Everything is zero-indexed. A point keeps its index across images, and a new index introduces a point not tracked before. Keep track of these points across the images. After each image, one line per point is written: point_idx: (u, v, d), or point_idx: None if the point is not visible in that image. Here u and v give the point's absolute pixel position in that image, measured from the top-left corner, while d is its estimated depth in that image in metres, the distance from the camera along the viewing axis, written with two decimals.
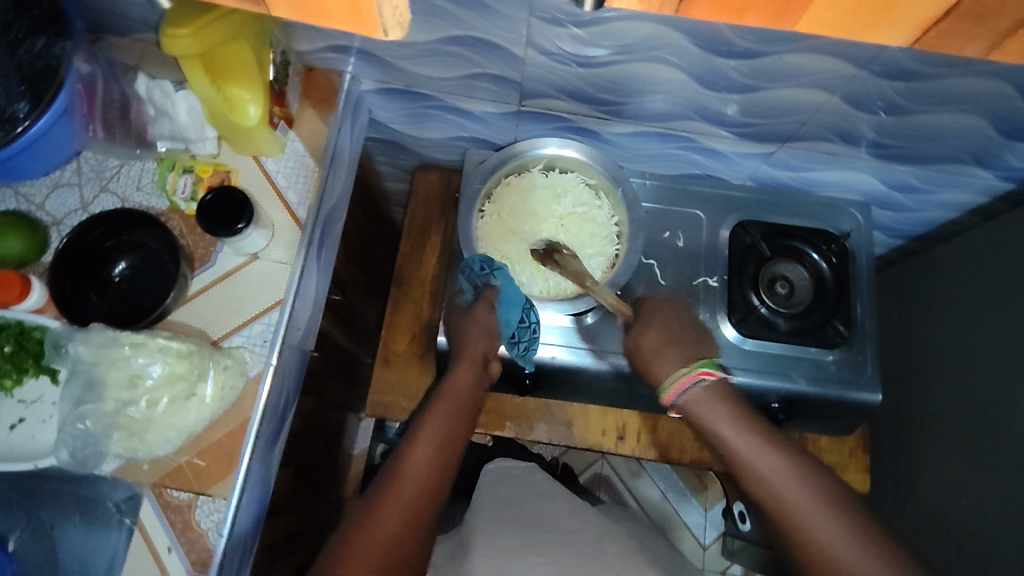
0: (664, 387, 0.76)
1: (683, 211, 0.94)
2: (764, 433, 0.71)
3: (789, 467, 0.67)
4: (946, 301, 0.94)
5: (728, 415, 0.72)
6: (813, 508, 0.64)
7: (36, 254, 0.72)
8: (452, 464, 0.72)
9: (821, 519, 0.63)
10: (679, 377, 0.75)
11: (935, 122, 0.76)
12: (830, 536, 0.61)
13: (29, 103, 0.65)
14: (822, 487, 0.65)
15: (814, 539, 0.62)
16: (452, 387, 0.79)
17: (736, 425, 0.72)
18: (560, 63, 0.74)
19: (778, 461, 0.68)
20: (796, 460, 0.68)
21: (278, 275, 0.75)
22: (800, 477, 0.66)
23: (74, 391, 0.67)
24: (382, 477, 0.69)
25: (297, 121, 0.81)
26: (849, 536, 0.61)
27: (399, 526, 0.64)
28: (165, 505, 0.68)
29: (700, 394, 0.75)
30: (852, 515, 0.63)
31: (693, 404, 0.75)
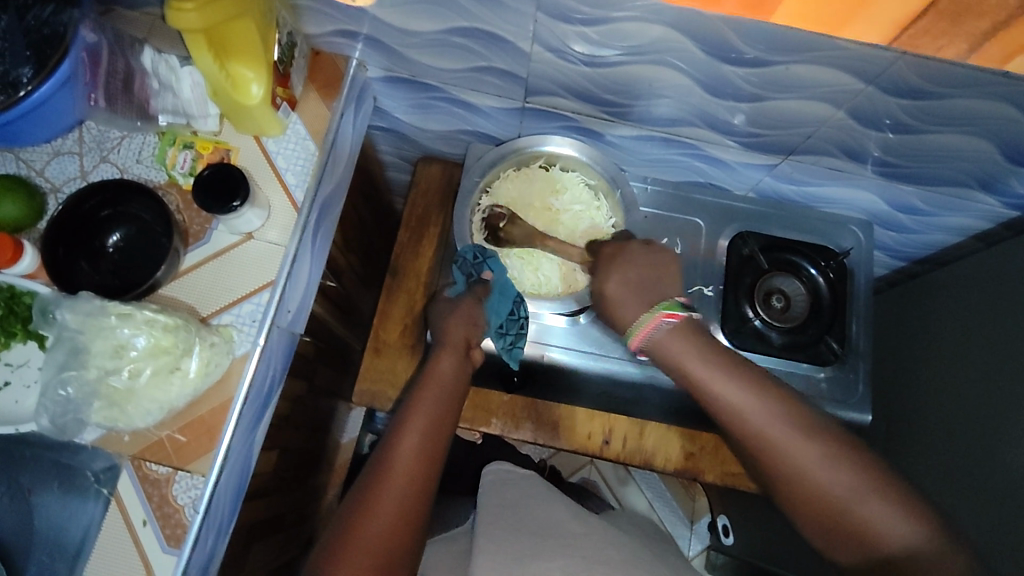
0: (631, 332, 0.72)
1: (683, 218, 0.94)
2: (727, 361, 0.68)
3: (756, 398, 0.66)
4: (943, 325, 0.94)
5: (693, 351, 0.69)
6: (790, 433, 0.64)
7: (33, 220, 0.72)
8: (441, 449, 0.72)
9: (806, 454, 0.63)
10: (643, 323, 0.71)
11: (942, 143, 0.76)
12: (810, 461, 0.62)
13: (33, 69, 0.65)
14: (793, 412, 0.65)
15: (793, 465, 0.63)
16: (436, 374, 0.77)
17: (700, 357, 0.68)
18: (565, 61, 0.74)
19: (743, 391, 0.66)
20: (760, 386, 0.66)
21: (272, 256, 0.74)
22: (768, 404, 0.65)
23: (58, 357, 0.67)
24: (371, 470, 0.69)
25: (301, 104, 0.80)
26: (824, 460, 0.62)
27: (394, 519, 0.65)
28: (143, 478, 0.68)
29: (665, 334, 0.70)
30: (823, 436, 0.63)
31: (658, 348, 0.71)
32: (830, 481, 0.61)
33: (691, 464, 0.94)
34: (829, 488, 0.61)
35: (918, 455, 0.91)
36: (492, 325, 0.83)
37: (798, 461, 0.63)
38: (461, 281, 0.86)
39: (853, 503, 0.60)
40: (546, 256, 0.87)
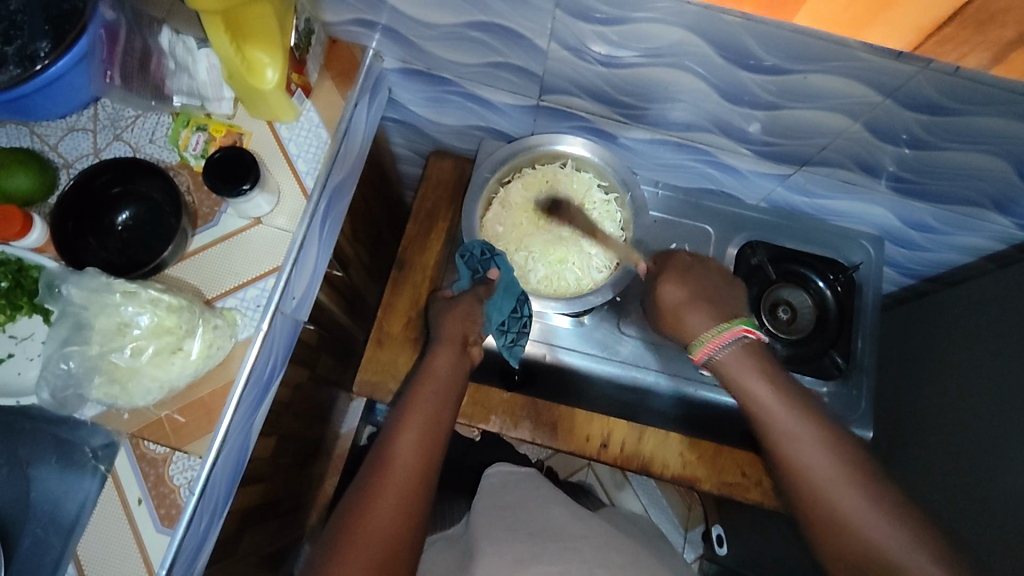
0: (697, 343, 0.74)
1: (693, 224, 0.94)
2: (792, 395, 0.69)
3: (820, 438, 0.65)
4: (949, 344, 0.93)
5: (762, 374, 0.70)
6: (845, 482, 0.62)
7: (43, 195, 0.73)
8: (440, 446, 0.71)
9: (852, 494, 0.61)
10: (716, 334, 0.72)
11: (958, 161, 0.75)
12: (863, 514, 0.60)
13: (51, 44, 0.65)
14: (852, 461, 0.63)
15: (848, 517, 0.61)
16: (433, 370, 0.77)
17: (769, 383, 0.70)
18: (581, 59, 0.73)
19: (811, 431, 0.66)
20: (817, 421, 0.66)
21: (279, 242, 0.75)
22: (828, 450, 0.64)
23: (62, 332, 0.67)
24: (370, 465, 0.69)
25: (315, 92, 0.80)
26: (883, 519, 0.60)
27: (394, 516, 0.64)
28: (140, 457, 0.68)
29: (740, 349, 0.72)
30: (884, 495, 0.61)
31: (727, 361, 0.72)
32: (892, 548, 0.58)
33: (689, 472, 0.93)
34: (886, 551, 0.58)
35: (919, 473, 0.90)
36: (493, 322, 0.84)
37: (850, 511, 0.61)
38: (465, 277, 0.85)
39: (906, 569, 0.57)
40: (558, 254, 0.88)
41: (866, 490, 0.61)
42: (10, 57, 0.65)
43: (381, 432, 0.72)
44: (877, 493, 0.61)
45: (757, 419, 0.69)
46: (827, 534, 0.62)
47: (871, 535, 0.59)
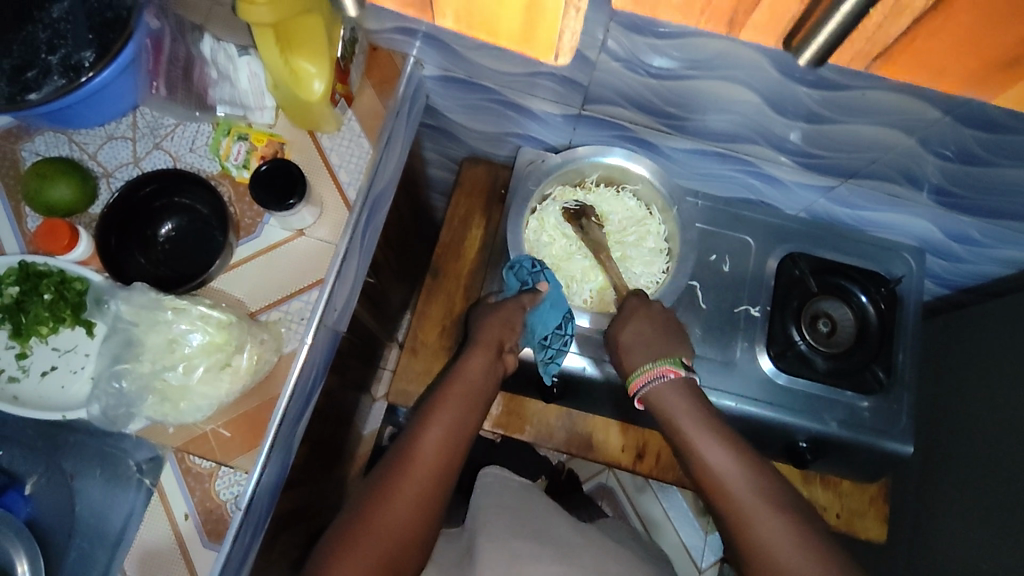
0: (631, 379, 0.77)
1: (732, 236, 0.93)
2: (717, 427, 0.71)
3: (733, 460, 0.67)
4: (986, 358, 0.92)
5: (683, 402, 0.73)
6: (761, 505, 0.64)
7: (85, 204, 0.72)
8: (463, 448, 0.71)
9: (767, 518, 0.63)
10: (644, 370, 0.75)
11: (1008, 176, 0.73)
12: (775, 539, 0.61)
13: (95, 53, 0.64)
14: (765, 489, 0.65)
15: (761, 543, 0.62)
16: (464, 371, 0.77)
17: (693, 414, 0.72)
18: (631, 70, 0.71)
19: (727, 459, 0.68)
20: (739, 449, 0.68)
21: (322, 254, 0.74)
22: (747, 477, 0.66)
23: (112, 348, 0.67)
24: (390, 459, 0.69)
25: (357, 100, 0.79)
26: (795, 547, 0.61)
27: (411, 514, 0.65)
28: (186, 471, 0.68)
29: (662, 384, 0.74)
30: (797, 521, 0.63)
31: (655, 394, 0.75)
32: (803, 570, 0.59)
33: None
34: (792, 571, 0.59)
35: (963, 489, 0.90)
36: (535, 335, 0.82)
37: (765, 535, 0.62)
38: (514, 288, 0.84)
39: None
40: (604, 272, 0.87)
41: (780, 515, 0.63)
42: (54, 67, 0.63)
43: (406, 427, 0.72)
44: (791, 520, 0.63)
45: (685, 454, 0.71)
46: (748, 564, 0.63)
47: (781, 559, 0.60)
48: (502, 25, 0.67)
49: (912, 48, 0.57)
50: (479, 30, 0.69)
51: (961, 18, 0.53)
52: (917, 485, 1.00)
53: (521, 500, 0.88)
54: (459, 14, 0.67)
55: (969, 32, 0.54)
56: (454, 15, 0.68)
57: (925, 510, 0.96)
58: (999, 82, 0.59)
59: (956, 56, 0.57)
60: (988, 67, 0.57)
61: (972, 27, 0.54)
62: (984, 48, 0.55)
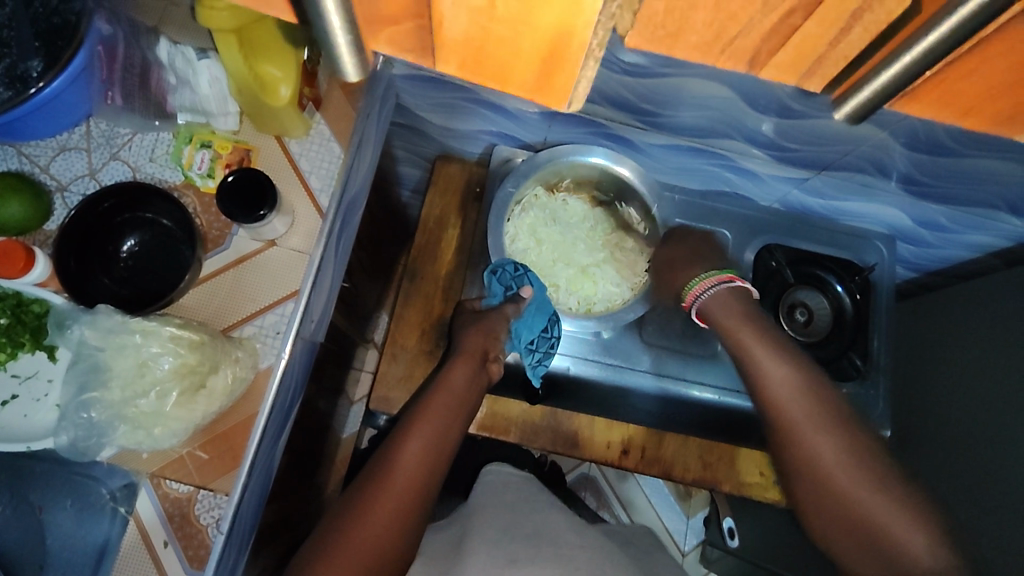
0: (686, 290, 0.81)
1: (709, 229, 0.94)
2: (772, 339, 0.73)
3: (792, 375, 0.69)
4: (958, 340, 0.94)
5: (743, 316, 0.75)
6: (816, 418, 0.66)
7: (39, 221, 0.68)
8: (444, 460, 0.69)
9: (819, 433, 0.65)
10: (703, 279, 0.79)
11: (976, 167, 0.73)
12: (831, 450, 0.64)
13: (44, 62, 0.61)
14: (822, 400, 0.67)
15: (814, 454, 0.65)
16: (448, 381, 0.75)
17: (750, 325, 0.74)
18: (605, 67, 0.66)
19: (785, 369, 0.70)
20: (800, 365, 0.70)
21: (296, 265, 0.71)
22: (801, 386, 0.68)
23: (78, 376, 0.64)
24: (370, 470, 0.67)
25: (326, 103, 0.76)
26: (850, 460, 0.63)
27: (388, 529, 0.62)
28: (163, 497, 0.65)
29: (725, 294, 0.78)
30: (852, 436, 0.65)
31: (715, 303, 0.78)
32: (854, 486, 0.62)
33: (709, 474, 0.90)
34: (846, 484, 0.62)
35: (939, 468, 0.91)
36: (521, 341, 0.83)
37: (819, 447, 0.65)
38: (499, 294, 0.84)
39: (863, 505, 0.61)
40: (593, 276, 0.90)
41: (832, 428, 0.65)
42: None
43: (387, 438, 0.70)
44: (842, 432, 0.65)
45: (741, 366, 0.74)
46: (797, 475, 0.66)
47: (834, 469, 0.63)
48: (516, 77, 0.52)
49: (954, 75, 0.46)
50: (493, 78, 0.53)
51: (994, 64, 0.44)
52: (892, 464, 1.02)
53: (515, 502, 0.86)
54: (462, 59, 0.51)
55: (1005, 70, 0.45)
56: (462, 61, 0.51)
57: None
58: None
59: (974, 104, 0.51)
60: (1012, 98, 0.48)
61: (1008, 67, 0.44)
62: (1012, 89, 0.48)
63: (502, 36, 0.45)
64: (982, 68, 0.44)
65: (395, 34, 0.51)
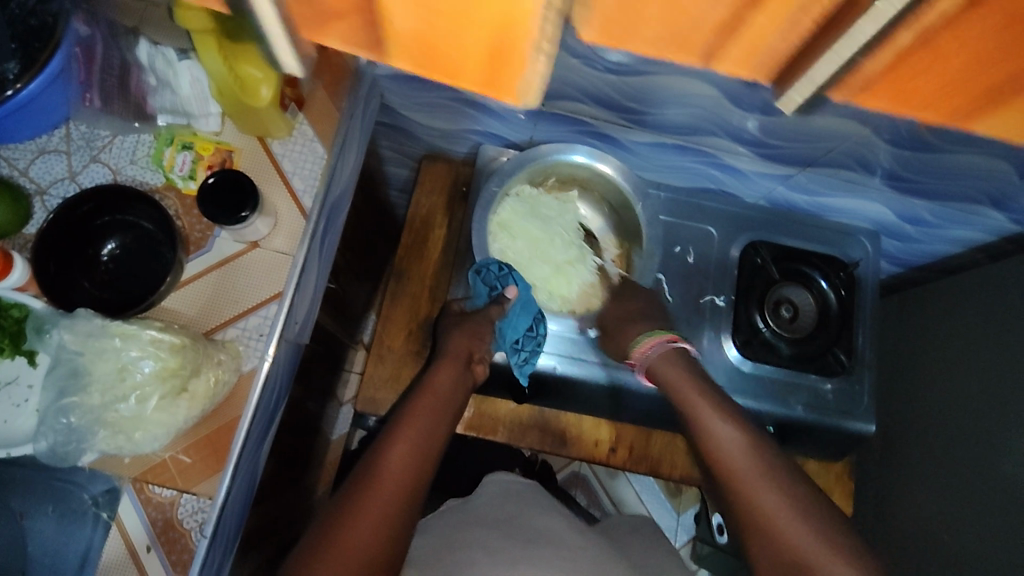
0: (634, 344, 0.80)
1: (695, 227, 0.94)
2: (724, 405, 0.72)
3: (738, 439, 0.69)
4: (943, 335, 0.94)
5: (678, 367, 0.77)
6: (766, 483, 0.65)
7: (17, 225, 0.67)
8: (431, 465, 0.69)
9: (769, 495, 0.64)
10: (647, 338, 0.79)
11: (958, 161, 0.73)
12: (784, 514, 0.63)
13: (19, 64, 0.60)
14: (767, 463, 0.67)
15: (767, 518, 0.63)
16: (434, 385, 0.75)
17: (690, 380, 0.75)
18: (589, 66, 0.66)
19: (729, 431, 0.70)
20: (748, 433, 0.70)
21: (279, 266, 0.71)
22: (751, 453, 0.68)
23: (57, 380, 0.64)
24: (357, 475, 0.66)
25: (309, 104, 0.75)
26: (803, 525, 0.62)
27: (377, 534, 0.61)
28: (146, 501, 0.65)
29: (666, 352, 0.78)
30: (803, 503, 0.64)
31: (658, 362, 0.78)
32: (808, 553, 0.60)
33: (695, 471, 0.92)
34: (800, 552, 0.61)
35: (923, 462, 0.92)
36: (506, 340, 0.82)
37: (772, 512, 0.64)
38: (483, 294, 0.84)
39: (816, 572, 0.60)
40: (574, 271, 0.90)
41: (783, 490, 0.65)
42: None
43: (373, 442, 0.70)
44: (791, 496, 0.64)
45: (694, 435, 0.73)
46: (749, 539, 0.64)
47: (788, 537, 0.62)
48: (463, 74, 0.46)
49: (935, 50, 0.38)
50: (439, 74, 0.47)
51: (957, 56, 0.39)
52: (879, 460, 1.02)
53: (511, 509, 0.85)
54: (416, 55, 0.44)
55: (970, 58, 0.39)
56: (412, 58, 0.45)
57: (887, 485, 0.99)
58: (982, 112, 0.45)
59: (949, 98, 0.44)
60: (973, 105, 0.45)
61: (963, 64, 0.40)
62: (976, 85, 0.42)
63: (447, 35, 0.40)
64: (953, 56, 0.39)
65: (344, 31, 0.42)
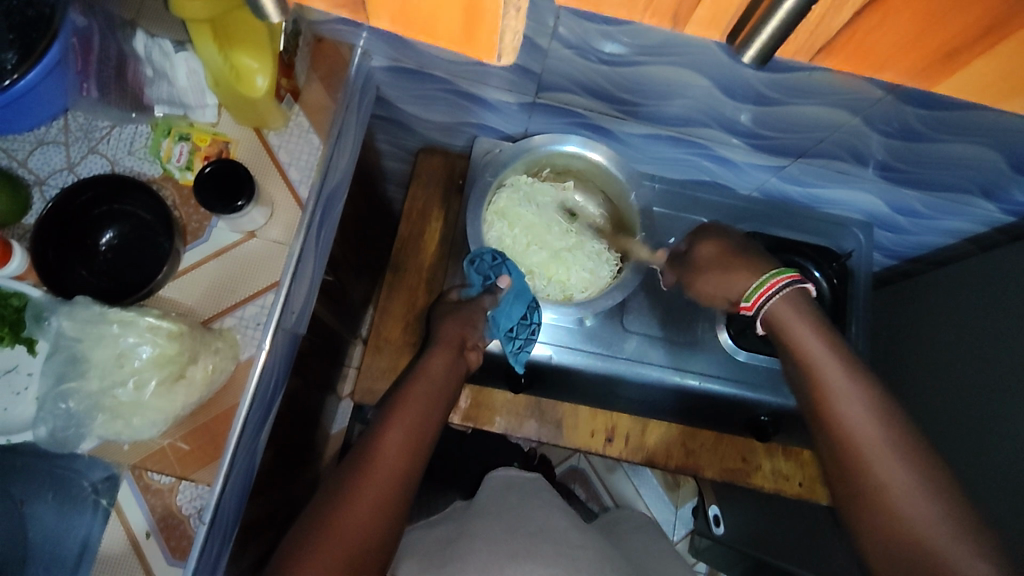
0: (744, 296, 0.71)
1: (690, 218, 0.95)
2: (851, 362, 0.63)
3: (866, 404, 0.60)
4: (936, 326, 0.95)
5: (812, 325, 0.66)
6: (890, 454, 0.58)
7: (16, 215, 0.68)
8: (424, 448, 0.70)
9: (891, 468, 0.57)
10: (764, 283, 0.69)
11: (949, 151, 0.74)
12: (903, 487, 0.56)
13: (18, 55, 0.62)
14: (899, 434, 0.59)
15: (886, 489, 0.57)
16: (428, 371, 0.76)
17: (815, 333, 0.66)
18: (581, 57, 0.67)
19: (858, 397, 0.61)
20: (882, 406, 0.60)
21: (275, 256, 0.72)
22: (879, 420, 0.59)
23: (56, 367, 0.64)
24: (351, 459, 0.67)
25: (304, 96, 0.76)
26: (930, 503, 0.55)
27: (372, 516, 0.62)
28: (144, 488, 0.66)
29: (787, 303, 0.68)
30: (935, 478, 0.56)
31: (778, 313, 0.68)
32: (935, 534, 0.54)
33: (691, 461, 0.91)
34: (923, 532, 0.54)
35: None
36: (501, 328, 0.83)
37: (890, 481, 0.57)
38: (477, 284, 0.85)
39: (941, 555, 0.53)
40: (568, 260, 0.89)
41: (908, 462, 0.57)
42: None
43: (368, 427, 0.71)
44: (922, 471, 0.57)
45: (807, 395, 0.64)
46: (865, 510, 0.58)
47: (910, 514, 0.55)
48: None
49: (849, 39, 0.44)
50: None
51: (895, 19, 0.41)
52: None
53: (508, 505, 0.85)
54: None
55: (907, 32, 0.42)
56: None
57: None
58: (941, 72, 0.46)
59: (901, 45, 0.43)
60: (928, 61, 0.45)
61: (911, 23, 0.41)
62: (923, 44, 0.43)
63: None
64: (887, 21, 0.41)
65: None
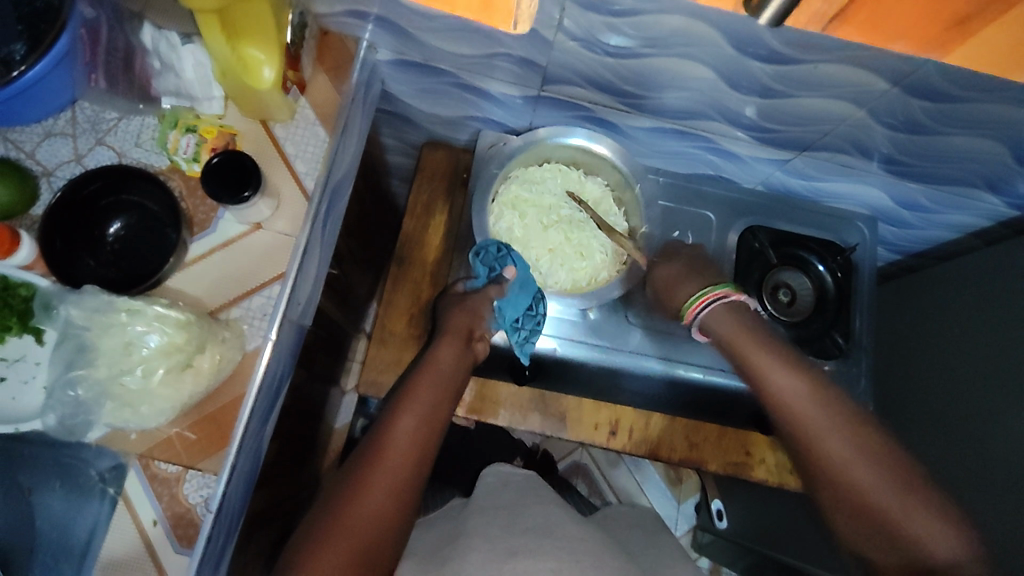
0: (685, 306, 0.78)
1: (694, 212, 0.95)
2: (787, 356, 0.71)
3: (800, 385, 0.68)
4: (939, 320, 0.95)
5: (744, 326, 0.74)
6: (830, 426, 0.65)
7: (24, 207, 0.68)
8: (436, 437, 0.70)
9: (833, 437, 0.64)
10: (698, 297, 0.77)
11: (953, 144, 0.74)
12: (846, 454, 0.63)
13: (26, 45, 0.62)
14: (833, 405, 0.66)
15: (832, 457, 0.64)
16: (436, 361, 0.76)
17: (749, 334, 0.73)
18: (588, 49, 0.67)
19: (794, 380, 0.68)
20: (816, 383, 0.68)
21: (281, 246, 0.72)
22: (818, 399, 0.67)
23: (65, 355, 0.65)
24: (363, 448, 0.67)
25: (310, 88, 0.76)
26: (872, 464, 0.62)
27: (386, 504, 0.63)
28: (152, 478, 0.66)
29: (724, 309, 0.76)
30: (871, 442, 0.64)
31: (715, 319, 0.76)
32: (881, 491, 0.61)
33: (694, 454, 0.91)
34: (866, 490, 0.61)
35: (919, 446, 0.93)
36: (506, 318, 0.83)
37: (833, 451, 0.64)
38: (482, 275, 0.84)
39: (882, 507, 0.60)
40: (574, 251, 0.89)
41: (848, 432, 0.64)
42: None
43: (378, 418, 0.71)
44: (859, 437, 0.64)
45: (752, 384, 0.72)
46: (817, 480, 0.65)
47: (856, 478, 0.62)
48: None
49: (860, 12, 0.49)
50: None
51: None
52: None
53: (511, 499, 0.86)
54: None
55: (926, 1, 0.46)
56: None
57: None
58: (962, 35, 0.50)
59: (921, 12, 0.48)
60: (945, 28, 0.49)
61: None
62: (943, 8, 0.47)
63: None
64: None
65: None
